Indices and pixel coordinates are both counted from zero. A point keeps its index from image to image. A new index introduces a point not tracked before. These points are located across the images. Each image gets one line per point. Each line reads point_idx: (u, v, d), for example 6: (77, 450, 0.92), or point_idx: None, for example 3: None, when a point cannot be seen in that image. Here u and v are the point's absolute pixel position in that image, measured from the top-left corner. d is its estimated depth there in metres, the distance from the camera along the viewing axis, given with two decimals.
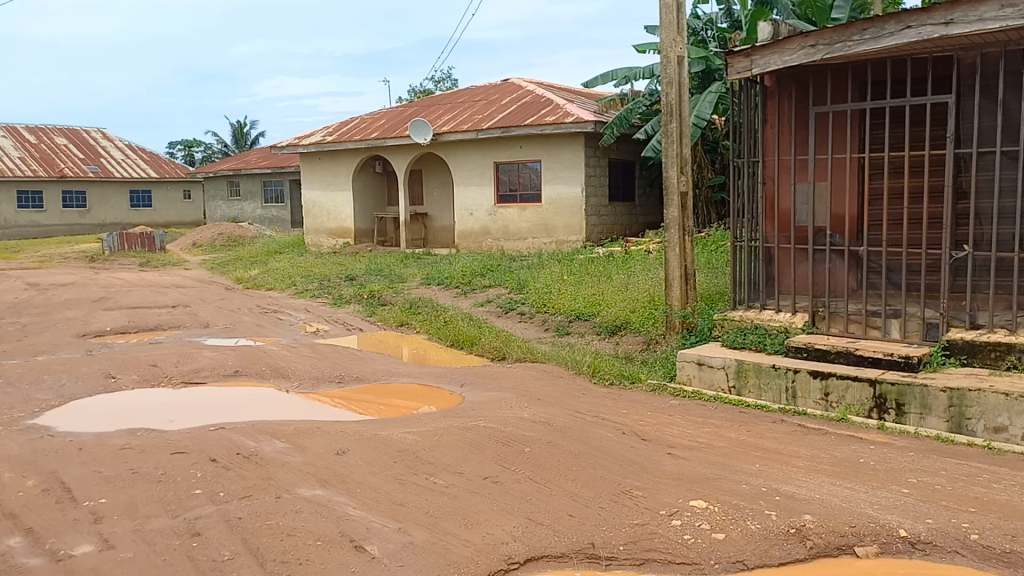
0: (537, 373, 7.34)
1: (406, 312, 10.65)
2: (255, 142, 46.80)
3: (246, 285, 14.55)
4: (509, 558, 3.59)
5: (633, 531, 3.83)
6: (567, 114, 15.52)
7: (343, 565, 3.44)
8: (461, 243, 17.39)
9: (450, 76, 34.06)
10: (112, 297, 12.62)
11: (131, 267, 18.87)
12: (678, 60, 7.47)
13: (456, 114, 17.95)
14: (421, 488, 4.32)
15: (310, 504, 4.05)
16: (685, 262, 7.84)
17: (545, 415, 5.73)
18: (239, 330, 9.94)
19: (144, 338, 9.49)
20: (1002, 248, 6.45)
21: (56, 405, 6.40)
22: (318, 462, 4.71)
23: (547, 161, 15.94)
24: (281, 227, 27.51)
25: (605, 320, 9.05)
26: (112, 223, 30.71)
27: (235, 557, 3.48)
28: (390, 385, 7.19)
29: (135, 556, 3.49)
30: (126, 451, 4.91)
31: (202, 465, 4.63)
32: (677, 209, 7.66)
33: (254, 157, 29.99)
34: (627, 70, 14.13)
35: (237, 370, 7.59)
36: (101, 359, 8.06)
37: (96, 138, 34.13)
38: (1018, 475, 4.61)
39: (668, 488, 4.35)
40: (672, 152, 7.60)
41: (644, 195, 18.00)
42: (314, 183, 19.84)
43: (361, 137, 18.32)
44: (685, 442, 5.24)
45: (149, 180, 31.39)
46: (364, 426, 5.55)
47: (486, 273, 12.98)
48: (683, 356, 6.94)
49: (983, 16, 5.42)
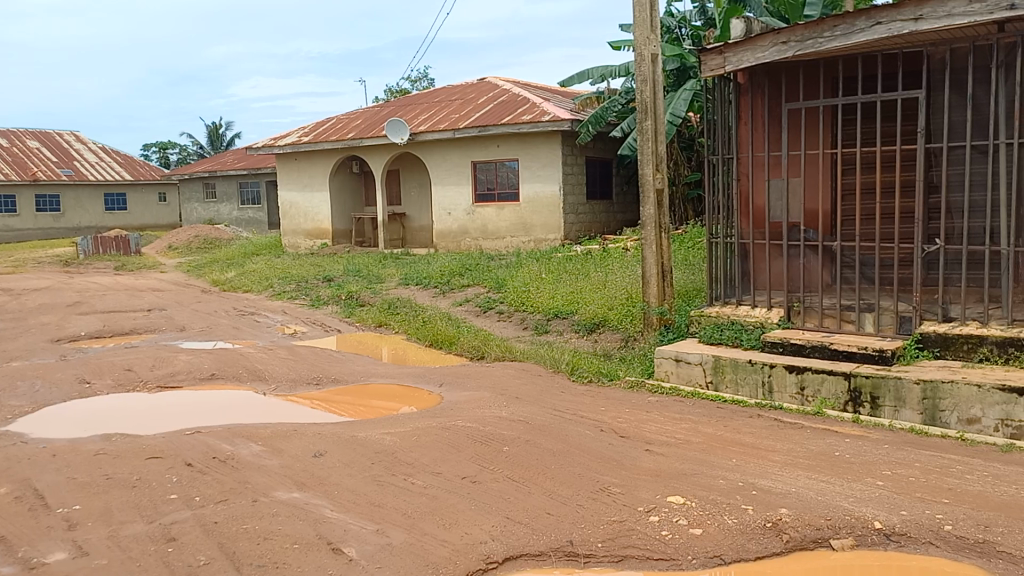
0: (515, 372, 7.35)
1: (384, 312, 10.63)
2: (231, 143, 46.46)
3: (222, 287, 14.46)
4: (487, 557, 3.58)
5: (611, 528, 3.84)
6: (543, 113, 15.53)
7: (320, 567, 3.43)
8: (440, 242, 17.35)
9: (427, 74, 33.93)
10: (87, 301, 12.49)
11: (107, 270, 18.68)
12: (652, 58, 7.49)
13: (432, 114, 17.91)
14: (399, 489, 4.31)
15: (287, 507, 4.03)
16: (661, 260, 7.87)
17: (523, 414, 5.73)
18: (216, 333, 9.88)
19: (119, 343, 9.39)
20: (972, 242, 6.53)
21: (29, 412, 6.31)
22: (295, 465, 4.69)
23: (525, 160, 15.95)
24: (258, 229, 27.36)
25: (583, 318, 9.07)
26: (87, 227, 30.40)
27: (211, 562, 3.45)
28: (369, 386, 7.16)
29: (110, 562, 3.46)
30: (100, 456, 4.85)
31: (177, 469, 4.59)
32: (653, 206, 7.68)
33: (230, 158, 29.78)
34: (602, 69, 14.16)
35: (214, 373, 7.53)
36: (76, 364, 7.97)
37: (69, 142, 33.74)
38: (991, 466, 4.66)
39: (646, 484, 4.37)
40: (647, 150, 7.63)
41: (622, 193, 18.06)
42: (290, 183, 19.73)
43: (337, 137, 18.23)
44: (663, 438, 5.26)
45: (123, 183, 31.09)
46: (342, 428, 5.53)
47: (464, 273, 12.97)
48: (661, 352, 6.97)
49: (952, 11, 5.48)
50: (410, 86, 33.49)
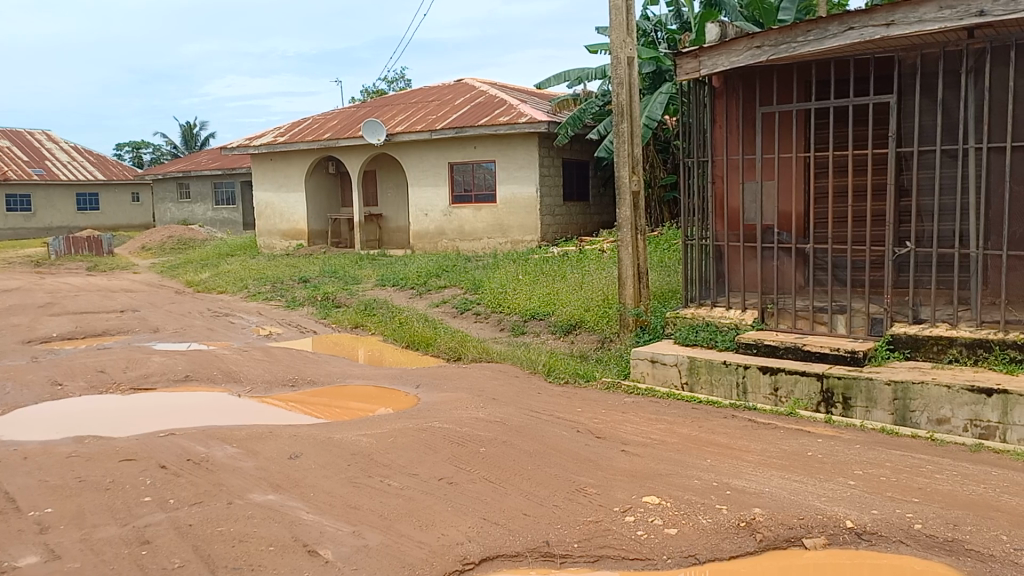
0: (493, 373, 7.37)
1: (361, 313, 10.60)
2: (206, 143, 46.09)
3: (197, 288, 14.34)
4: (464, 558, 3.59)
5: (587, 528, 3.86)
6: (520, 114, 15.56)
7: (296, 569, 3.42)
8: (417, 243, 17.32)
9: (404, 74, 33.83)
10: (59, 302, 12.33)
11: (79, 271, 18.47)
12: (628, 61, 7.54)
13: (409, 115, 17.86)
14: (376, 490, 4.31)
15: (263, 509, 4.01)
16: (638, 261, 7.92)
17: (500, 415, 5.74)
18: (190, 334, 9.80)
19: (92, 344, 9.29)
20: (942, 245, 6.64)
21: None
22: (270, 467, 4.67)
23: (502, 161, 15.96)
24: (233, 229, 27.16)
25: (560, 319, 9.10)
26: (58, 227, 30.02)
27: (185, 565, 3.44)
28: (346, 387, 7.14)
29: (83, 565, 3.43)
30: (73, 459, 4.81)
31: (151, 471, 4.55)
32: (630, 208, 7.73)
33: (204, 158, 29.53)
34: (579, 71, 14.20)
35: (188, 374, 7.48)
36: (48, 365, 7.87)
37: (41, 141, 33.30)
38: (960, 466, 4.74)
39: (621, 485, 4.39)
40: (623, 152, 7.67)
41: (599, 195, 18.13)
42: (265, 183, 19.61)
43: (313, 138, 18.14)
44: (639, 439, 5.30)
45: (96, 182, 30.70)
46: (317, 430, 5.51)
47: (442, 274, 12.98)
48: (637, 353, 7.02)
49: (923, 17, 5.57)
50: (387, 87, 33.39)
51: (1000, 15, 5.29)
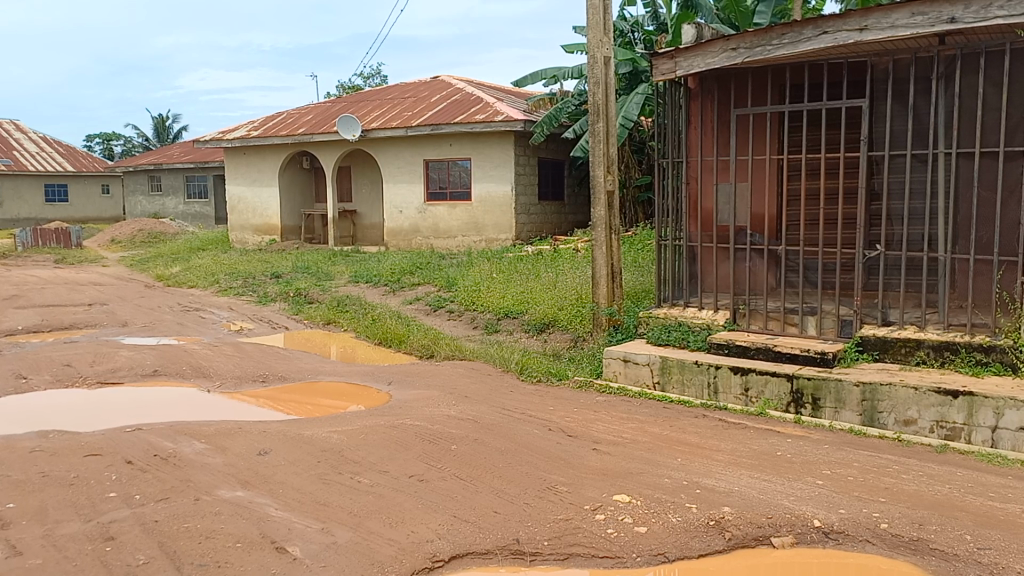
0: (465, 371, 7.34)
1: (333, 310, 10.53)
2: (178, 136, 45.62)
3: (167, 283, 14.17)
4: (433, 556, 3.58)
5: (558, 526, 3.86)
6: (496, 113, 15.55)
7: (264, 566, 3.38)
8: (391, 241, 17.24)
9: (380, 71, 33.64)
10: (25, 294, 12.14)
11: (46, 263, 18.19)
12: (604, 61, 7.55)
13: (384, 111, 17.78)
14: (346, 487, 4.28)
15: (230, 506, 3.97)
16: (611, 261, 7.93)
17: (472, 413, 5.73)
18: (160, 328, 9.68)
19: (58, 337, 9.15)
20: (911, 249, 6.72)
21: None
22: (239, 463, 4.61)
23: (477, 159, 15.95)
24: (204, 223, 26.86)
25: (533, 318, 9.11)
26: (25, 218, 29.55)
27: (150, 561, 3.39)
28: (318, 384, 7.08)
29: (45, 562, 3.37)
30: (36, 454, 4.72)
31: (117, 467, 4.48)
32: (604, 208, 7.74)
33: (177, 150, 29.22)
34: (555, 70, 14.22)
35: (156, 369, 7.38)
36: (12, 359, 7.73)
37: (9, 130, 32.76)
38: (926, 466, 4.80)
39: (592, 483, 4.40)
40: (598, 152, 7.68)
41: (574, 194, 18.19)
42: (238, 178, 19.43)
43: (288, 132, 17.99)
44: (610, 438, 5.31)
45: (65, 174, 30.23)
46: (287, 426, 5.46)
47: (416, 271, 12.93)
48: (610, 352, 7.04)
49: (896, 23, 5.63)
50: (362, 82, 33.27)
51: (970, 22, 5.36)
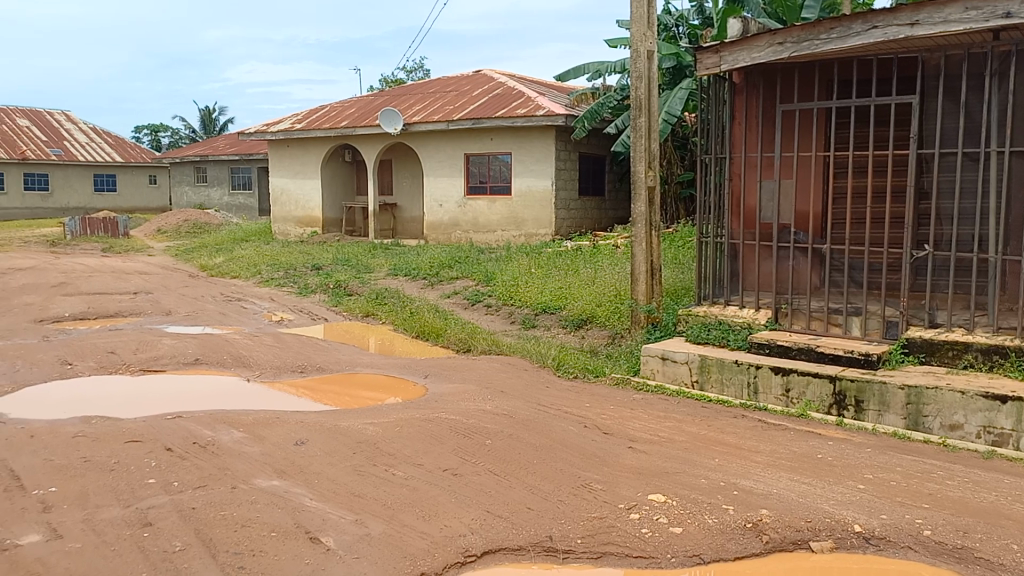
0: (501, 365, 7.33)
1: (371, 302, 10.59)
2: (225, 128, 46.33)
3: (211, 273, 14.37)
4: (465, 551, 3.56)
5: (591, 524, 3.83)
6: (538, 107, 15.52)
7: (297, 556, 3.40)
8: (431, 234, 17.29)
9: (423, 64, 33.74)
10: (73, 283, 12.41)
11: (93, 252, 18.60)
12: (648, 55, 7.47)
13: (427, 105, 17.84)
14: (380, 480, 4.29)
15: (266, 495, 4.00)
16: (651, 258, 7.85)
17: (507, 408, 5.72)
18: (201, 318, 9.82)
19: (103, 325, 9.34)
20: (961, 249, 6.55)
21: (9, 393, 6.29)
22: (275, 453, 4.65)
23: (518, 154, 15.93)
24: (248, 215, 27.22)
25: (570, 314, 9.06)
26: (75, 207, 30.26)
27: (187, 549, 3.42)
28: (355, 376, 7.13)
29: (84, 546, 3.43)
30: (79, 439, 4.82)
31: (157, 454, 4.55)
32: (645, 204, 7.65)
33: (223, 142, 29.68)
34: (598, 64, 14.11)
35: (198, 357, 7.49)
36: (57, 345, 7.91)
37: (60, 121, 33.51)
38: (971, 472, 4.67)
39: (627, 482, 4.36)
40: (640, 147, 7.59)
41: (614, 190, 18.08)
42: (281, 170, 19.65)
43: (331, 125, 18.13)
44: (647, 436, 5.26)
45: (114, 164, 30.88)
46: (323, 417, 5.49)
47: (455, 265, 12.93)
48: (648, 350, 6.98)
49: (948, 18, 5.48)
50: (405, 76, 33.48)
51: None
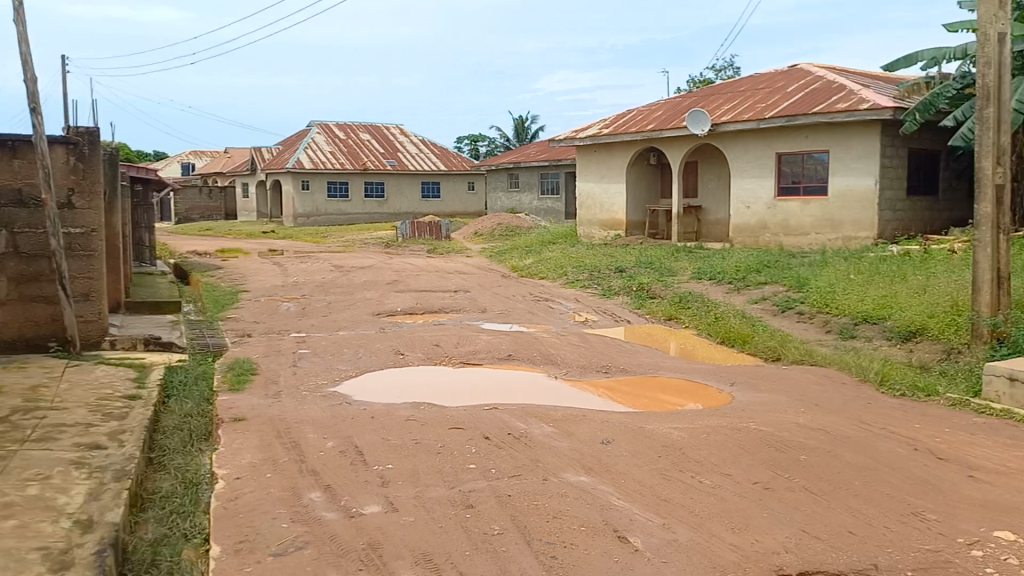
0: (816, 377, 6.89)
1: (676, 306, 10.51)
2: (536, 136, 48.79)
3: (520, 273, 15.18)
4: (779, 569, 3.37)
5: (924, 557, 3.45)
6: (860, 101, 14.44)
7: (606, 553, 3.44)
8: (737, 237, 16.76)
9: (733, 64, 32.98)
10: (404, 280, 13.81)
11: (419, 253, 20.54)
12: (998, 37, 6.64)
13: (737, 104, 17.35)
14: (688, 486, 4.21)
15: (576, 489, 4.11)
16: (999, 265, 6.94)
17: (823, 423, 5.36)
18: (513, 316, 10.39)
19: (428, 319, 10.26)
20: None
21: (354, 378, 7.14)
22: (585, 449, 4.77)
23: (836, 152, 14.94)
24: (556, 219, 28.34)
25: (896, 325, 8.29)
26: (405, 212, 33.65)
27: (503, 533, 3.62)
28: (659, 379, 7.09)
29: (414, 520, 3.76)
30: (411, 422, 5.32)
31: (477, 441, 4.87)
32: (992, 205, 6.80)
33: (536, 149, 31.28)
34: (934, 50, 12.79)
35: (511, 353, 7.93)
36: (392, 336, 8.81)
37: (396, 134, 37.39)
38: None
39: (968, 515, 3.87)
40: (987, 141, 6.76)
41: (949, 189, 16.26)
42: (588, 175, 20.23)
43: (638, 129, 18.31)
44: (992, 466, 4.64)
45: (439, 172, 33.86)
46: (629, 418, 5.53)
47: (764, 269, 12.43)
48: (992, 369, 6.16)
49: None
50: (713, 76, 32.94)
51: None
